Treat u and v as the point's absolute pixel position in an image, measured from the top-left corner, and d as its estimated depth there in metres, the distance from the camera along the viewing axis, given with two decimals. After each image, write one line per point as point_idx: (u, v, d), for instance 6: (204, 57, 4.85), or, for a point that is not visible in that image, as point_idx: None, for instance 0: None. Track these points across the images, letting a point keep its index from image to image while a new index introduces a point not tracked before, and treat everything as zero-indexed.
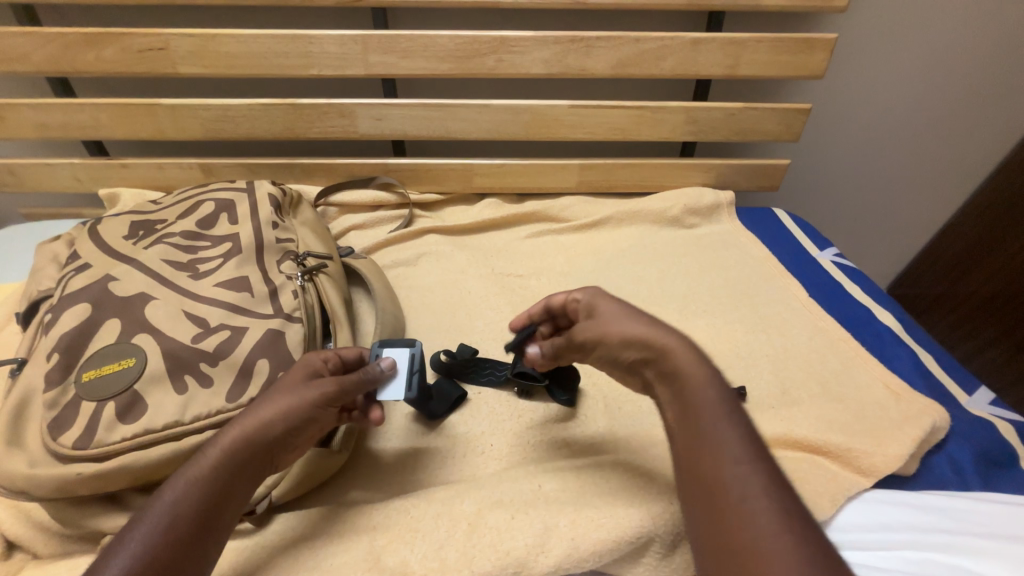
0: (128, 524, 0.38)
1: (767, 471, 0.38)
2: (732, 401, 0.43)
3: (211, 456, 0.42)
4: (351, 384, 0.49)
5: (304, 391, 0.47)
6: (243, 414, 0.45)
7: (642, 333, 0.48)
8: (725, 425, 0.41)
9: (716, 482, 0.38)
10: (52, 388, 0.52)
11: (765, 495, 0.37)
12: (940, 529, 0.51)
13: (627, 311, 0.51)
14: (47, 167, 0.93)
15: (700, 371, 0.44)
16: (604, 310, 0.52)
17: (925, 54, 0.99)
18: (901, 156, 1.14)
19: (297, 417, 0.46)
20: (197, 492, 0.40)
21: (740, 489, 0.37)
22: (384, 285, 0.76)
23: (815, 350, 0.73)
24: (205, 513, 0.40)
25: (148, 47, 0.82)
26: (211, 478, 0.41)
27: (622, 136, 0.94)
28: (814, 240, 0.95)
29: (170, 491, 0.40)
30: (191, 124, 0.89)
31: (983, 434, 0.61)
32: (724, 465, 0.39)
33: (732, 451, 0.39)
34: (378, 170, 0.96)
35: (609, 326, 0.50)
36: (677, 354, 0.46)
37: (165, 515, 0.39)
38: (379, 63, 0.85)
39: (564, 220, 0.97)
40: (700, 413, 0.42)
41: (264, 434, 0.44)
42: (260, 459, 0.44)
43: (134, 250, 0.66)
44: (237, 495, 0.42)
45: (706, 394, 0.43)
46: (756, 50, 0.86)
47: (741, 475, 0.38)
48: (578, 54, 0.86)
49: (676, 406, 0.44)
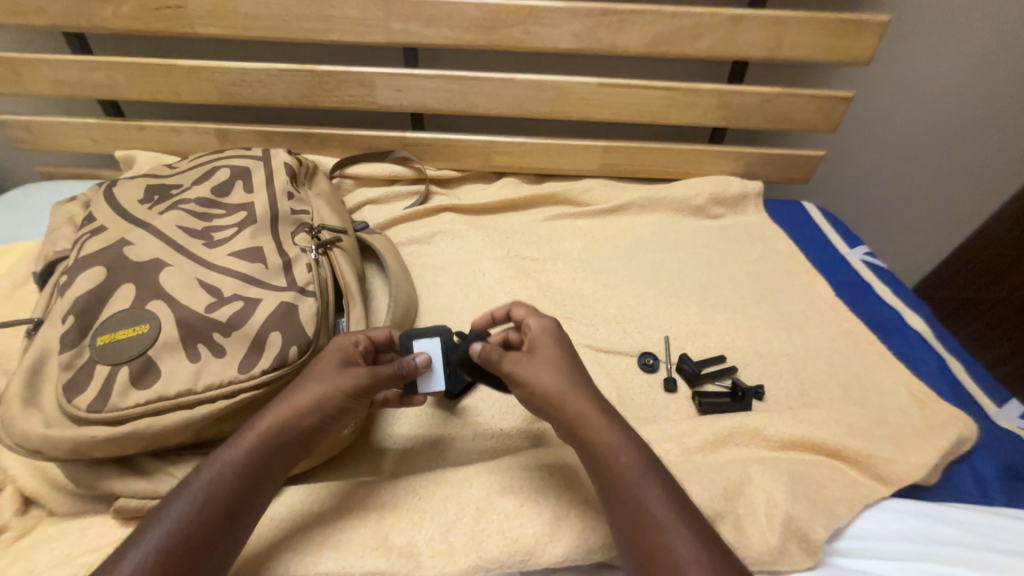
0: (169, 497, 0.41)
1: (700, 532, 0.41)
2: (655, 462, 0.45)
3: (246, 441, 0.44)
4: (385, 374, 0.49)
5: (335, 379, 0.48)
6: (278, 400, 0.47)
7: (570, 394, 0.47)
8: (657, 491, 0.42)
9: (659, 555, 0.39)
10: (67, 351, 0.52)
11: (701, 561, 0.39)
12: (959, 543, 0.50)
13: (562, 359, 0.50)
14: (63, 126, 0.92)
15: (623, 437, 0.45)
16: (541, 357, 0.50)
17: (982, 43, 0.92)
18: (943, 154, 1.08)
19: (328, 407, 0.47)
20: (231, 474, 0.43)
21: (676, 558, 0.39)
22: (397, 262, 0.75)
23: (838, 352, 0.71)
24: (237, 495, 0.42)
25: (165, 4, 0.79)
26: (245, 461, 0.44)
27: (650, 118, 0.90)
28: (844, 237, 0.91)
29: (207, 470, 0.43)
30: (207, 87, 0.87)
31: (1011, 448, 0.59)
32: (663, 535, 0.40)
33: (663, 518, 0.41)
34: (395, 143, 0.93)
35: (542, 380, 0.48)
36: (601, 420, 0.46)
37: (201, 493, 0.41)
38: (402, 30, 0.82)
39: (584, 204, 0.94)
40: (634, 482, 0.43)
41: (295, 422, 0.46)
42: (291, 444, 0.46)
43: (148, 215, 0.65)
44: (269, 478, 0.45)
45: (633, 460, 0.44)
46: (801, 31, 0.80)
47: (681, 544, 0.39)
48: (610, 29, 0.81)
49: (605, 476, 0.44)
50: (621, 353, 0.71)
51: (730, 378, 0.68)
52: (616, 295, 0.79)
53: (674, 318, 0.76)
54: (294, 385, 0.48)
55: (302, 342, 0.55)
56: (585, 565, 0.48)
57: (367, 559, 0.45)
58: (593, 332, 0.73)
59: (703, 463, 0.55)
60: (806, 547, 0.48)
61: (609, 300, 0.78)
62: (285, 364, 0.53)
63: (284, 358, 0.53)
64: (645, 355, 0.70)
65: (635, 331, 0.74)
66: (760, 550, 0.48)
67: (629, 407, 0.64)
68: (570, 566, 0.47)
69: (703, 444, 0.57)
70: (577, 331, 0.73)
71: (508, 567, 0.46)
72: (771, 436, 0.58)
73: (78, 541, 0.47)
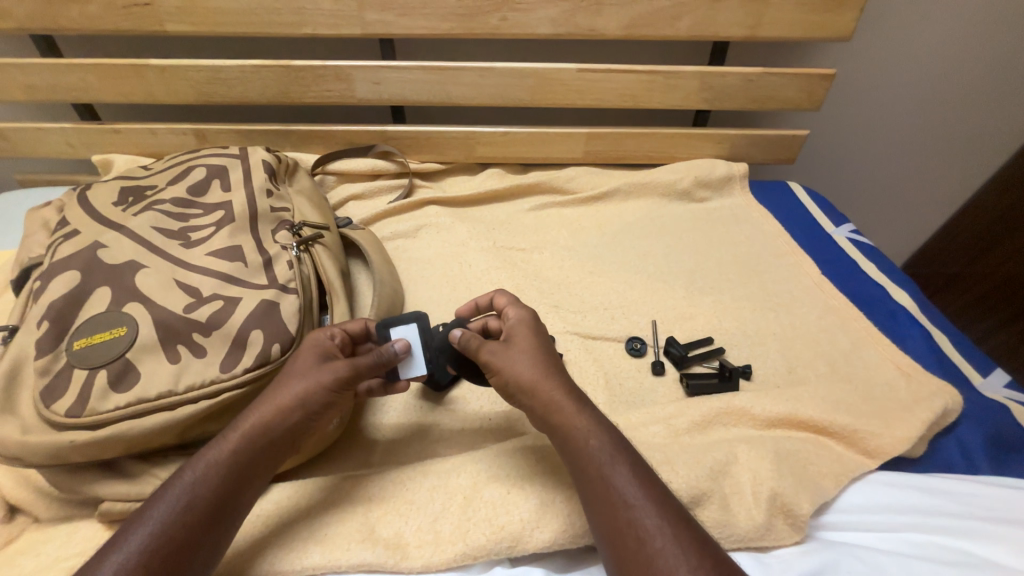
0: (152, 499, 0.41)
1: (669, 508, 0.41)
2: (623, 442, 0.45)
3: (231, 440, 0.44)
4: (365, 365, 0.48)
5: (318, 374, 0.47)
6: (262, 398, 0.47)
7: (541, 380, 0.48)
8: (625, 471, 0.43)
9: (629, 533, 0.40)
10: (43, 356, 0.51)
11: (668, 532, 0.39)
12: (945, 512, 0.50)
13: (535, 348, 0.50)
14: (37, 132, 0.90)
15: (592, 419, 0.46)
16: (514, 345, 0.51)
17: (964, 15, 0.92)
18: (928, 129, 1.07)
19: (312, 402, 0.46)
20: (216, 473, 0.42)
21: (643, 531, 0.39)
22: (381, 257, 0.74)
23: (825, 329, 0.71)
24: (222, 494, 0.42)
25: (134, 2, 0.77)
26: (229, 461, 0.43)
27: (632, 103, 0.89)
28: (830, 216, 0.91)
29: (190, 471, 0.42)
30: (182, 87, 0.86)
31: (997, 418, 0.60)
32: (631, 514, 0.40)
33: (631, 494, 0.41)
34: (376, 137, 0.92)
35: (514, 366, 0.49)
36: (569, 405, 0.47)
37: (183, 494, 0.41)
38: (377, 21, 0.80)
39: (569, 192, 0.93)
40: (602, 464, 0.43)
41: (280, 419, 0.45)
42: (277, 442, 0.45)
43: (123, 217, 0.64)
44: (255, 477, 0.44)
45: (601, 441, 0.45)
46: (781, 8, 0.79)
47: (650, 522, 0.40)
48: (587, 13, 0.80)
49: (575, 459, 0.44)
50: (609, 339, 0.71)
51: (717, 359, 0.68)
52: (602, 281, 0.79)
53: (662, 302, 0.76)
54: (275, 382, 0.48)
55: (285, 339, 0.55)
56: (574, 550, 0.48)
57: (353, 553, 0.45)
58: (580, 320, 0.73)
59: (691, 444, 0.55)
60: (793, 523, 0.49)
61: (596, 286, 0.78)
62: (268, 362, 0.53)
63: (266, 356, 0.53)
64: (633, 340, 0.70)
65: (622, 317, 0.74)
66: (746, 527, 0.48)
67: (618, 392, 0.64)
68: (558, 551, 0.47)
69: (690, 425, 0.58)
70: (564, 318, 0.72)
71: (496, 554, 0.46)
72: (759, 415, 0.58)
73: (63, 546, 0.47)
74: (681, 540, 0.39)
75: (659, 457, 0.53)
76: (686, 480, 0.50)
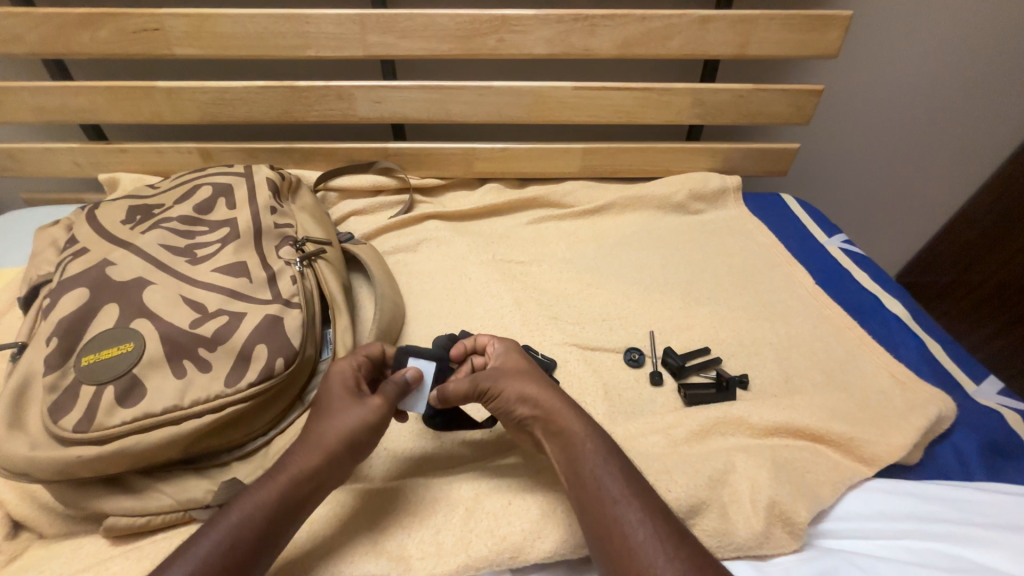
0: (195, 536, 0.40)
1: (654, 506, 0.42)
2: (615, 446, 0.47)
3: (279, 480, 0.44)
4: (393, 395, 0.50)
5: (362, 411, 0.48)
6: (307, 435, 0.47)
7: (538, 392, 0.50)
8: (612, 470, 0.44)
9: (613, 529, 0.41)
10: (51, 372, 0.52)
11: (650, 527, 0.40)
12: (943, 520, 0.51)
13: (530, 369, 0.53)
14: (46, 152, 0.92)
15: (584, 424, 0.48)
16: (507, 365, 0.53)
17: (945, 33, 0.95)
18: (916, 141, 1.10)
19: (358, 441, 0.47)
20: (262, 514, 0.42)
21: (625, 526, 0.41)
22: (383, 272, 0.76)
23: (820, 339, 0.72)
24: (265, 533, 0.42)
25: (144, 27, 0.80)
26: (274, 502, 0.43)
27: (626, 119, 0.91)
28: (822, 226, 0.93)
29: (237, 510, 0.42)
30: (188, 107, 0.88)
31: (991, 425, 0.60)
32: (618, 509, 0.41)
33: (616, 491, 0.43)
34: (377, 154, 0.94)
35: (512, 382, 0.51)
36: (564, 413, 0.48)
37: (229, 535, 0.40)
38: (378, 43, 0.83)
39: (566, 206, 0.95)
40: (591, 465, 0.45)
41: (327, 458, 0.46)
42: (323, 483, 0.46)
43: (131, 235, 0.66)
44: (297, 519, 0.44)
45: (593, 444, 0.46)
46: (767, 28, 0.82)
47: (634, 517, 0.41)
48: (582, 34, 0.83)
49: (566, 464, 0.46)
50: (607, 350, 0.71)
51: (715, 369, 0.69)
52: (600, 293, 0.80)
53: (659, 313, 0.77)
54: (318, 417, 0.48)
55: (289, 353, 0.55)
56: (573, 560, 0.48)
57: (357, 565, 0.46)
58: (580, 331, 0.74)
59: (690, 454, 0.56)
60: (792, 531, 0.49)
61: (594, 298, 0.79)
62: (272, 375, 0.53)
63: (271, 370, 0.53)
64: (630, 351, 0.71)
65: (620, 327, 0.75)
66: (746, 535, 0.49)
67: (617, 402, 0.65)
68: (560, 560, 0.48)
69: (689, 435, 0.58)
70: (564, 330, 0.73)
71: (498, 564, 0.47)
72: (757, 423, 0.59)
73: (67, 562, 0.47)
74: (663, 535, 0.40)
75: (658, 467, 0.53)
76: (686, 491, 0.50)
